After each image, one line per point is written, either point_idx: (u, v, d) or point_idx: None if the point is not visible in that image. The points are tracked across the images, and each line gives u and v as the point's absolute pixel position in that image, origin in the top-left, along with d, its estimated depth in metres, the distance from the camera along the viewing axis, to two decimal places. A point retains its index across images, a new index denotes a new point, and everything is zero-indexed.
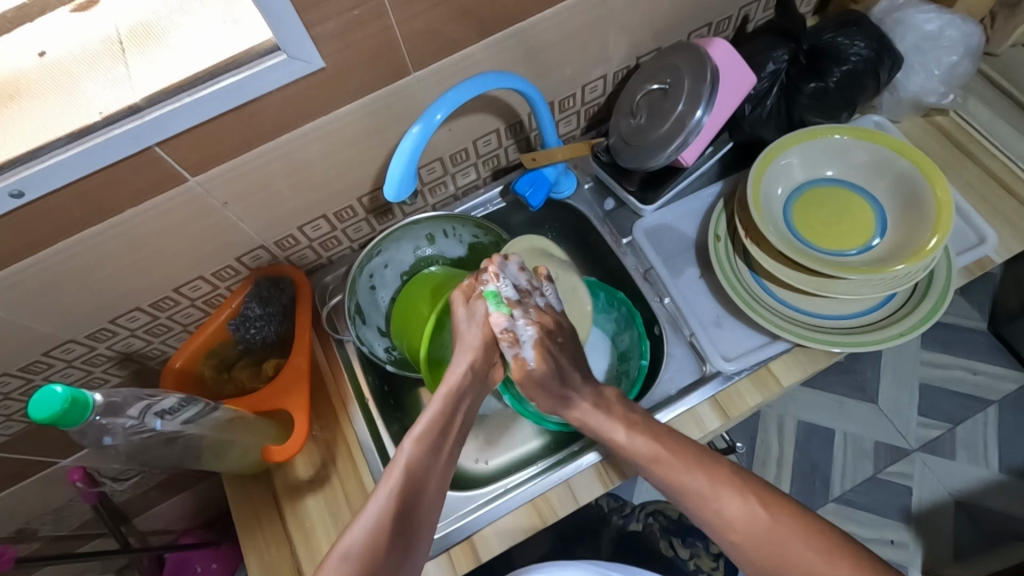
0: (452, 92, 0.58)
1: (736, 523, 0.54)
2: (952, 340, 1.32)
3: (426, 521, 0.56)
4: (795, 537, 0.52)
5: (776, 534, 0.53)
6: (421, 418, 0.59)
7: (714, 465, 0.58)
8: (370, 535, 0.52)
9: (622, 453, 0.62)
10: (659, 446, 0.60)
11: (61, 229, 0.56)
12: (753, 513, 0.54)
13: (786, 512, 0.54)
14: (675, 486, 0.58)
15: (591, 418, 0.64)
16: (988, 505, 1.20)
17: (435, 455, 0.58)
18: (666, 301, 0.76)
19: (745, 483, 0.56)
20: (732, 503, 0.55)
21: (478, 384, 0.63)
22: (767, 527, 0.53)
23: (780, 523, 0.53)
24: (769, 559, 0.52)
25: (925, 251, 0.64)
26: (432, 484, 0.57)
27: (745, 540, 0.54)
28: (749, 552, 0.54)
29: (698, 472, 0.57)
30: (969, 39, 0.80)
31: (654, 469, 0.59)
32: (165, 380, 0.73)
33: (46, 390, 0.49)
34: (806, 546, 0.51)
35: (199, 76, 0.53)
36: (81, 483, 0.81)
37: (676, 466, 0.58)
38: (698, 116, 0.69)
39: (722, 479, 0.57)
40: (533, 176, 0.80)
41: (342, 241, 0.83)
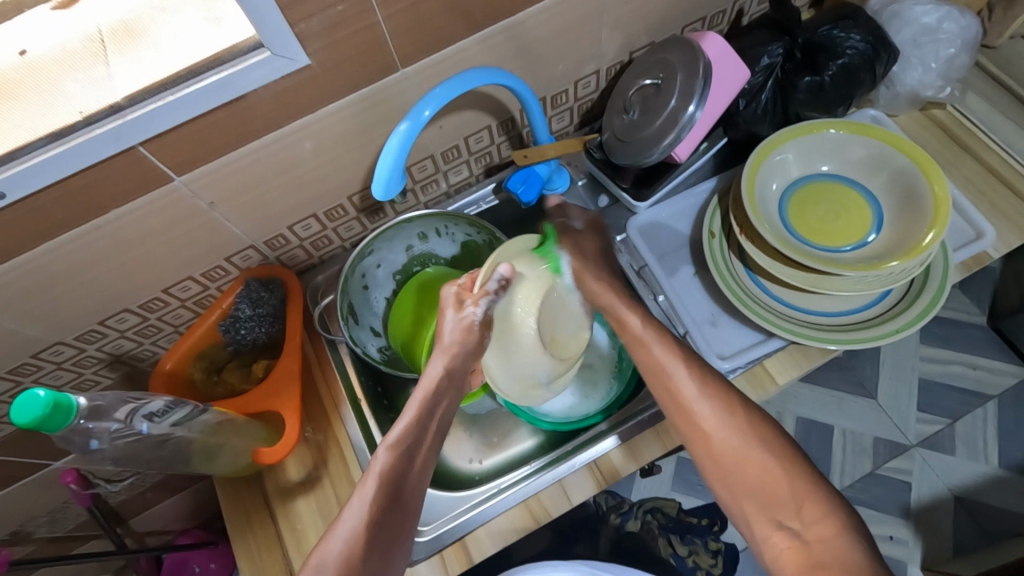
0: (441, 88, 0.57)
1: (711, 425, 0.53)
2: (951, 335, 1.32)
3: (408, 526, 0.54)
4: (762, 447, 0.51)
5: (748, 442, 0.51)
6: (397, 425, 0.55)
7: (708, 371, 0.56)
8: (347, 546, 0.50)
9: (634, 344, 0.61)
10: (661, 340, 0.59)
11: (47, 230, 0.56)
12: (731, 418, 0.53)
13: (757, 421, 0.53)
14: (663, 381, 0.56)
15: (603, 293, 0.65)
16: (988, 500, 1.19)
17: (413, 461, 0.55)
18: (661, 299, 0.75)
19: (729, 391, 0.55)
20: (714, 408, 0.54)
21: (458, 384, 0.60)
22: (742, 433, 0.52)
23: (755, 432, 0.52)
24: (732, 461, 0.51)
25: (921, 247, 0.63)
26: (414, 491, 0.55)
27: (715, 441, 0.53)
28: (714, 453, 0.52)
29: (692, 372, 0.56)
30: (967, 32, 0.79)
31: (652, 363, 0.58)
32: (155, 382, 0.73)
33: (28, 394, 0.48)
34: (774, 459, 0.50)
35: (181, 74, 0.52)
36: (75, 485, 0.81)
37: (673, 364, 0.57)
38: (691, 111, 0.69)
39: (710, 383, 0.55)
40: (526, 173, 0.78)
41: (334, 240, 0.82)
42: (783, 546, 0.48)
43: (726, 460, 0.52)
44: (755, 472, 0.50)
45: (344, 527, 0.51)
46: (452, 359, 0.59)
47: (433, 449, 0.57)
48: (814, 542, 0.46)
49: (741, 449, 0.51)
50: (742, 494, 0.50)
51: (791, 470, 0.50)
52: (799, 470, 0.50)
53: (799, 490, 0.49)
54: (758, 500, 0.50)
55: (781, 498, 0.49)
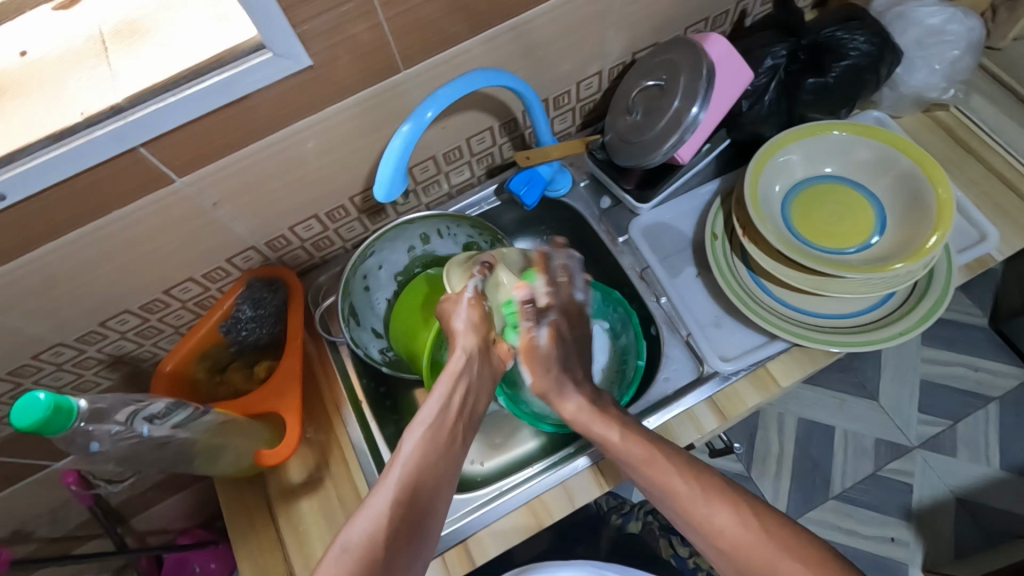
0: (443, 90, 0.56)
1: (725, 530, 0.52)
2: (953, 336, 1.31)
3: (434, 517, 0.55)
4: (787, 551, 0.49)
5: (764, 547, 0.50)
6: (424, 407, 0.58)
7: (703, 473, 0.56)
8: (368, 533, 0.50)
9: (613, 455, 0.60)
10: (650, 451, 0.58)
11: (48, 231, 0.55)
12: (743, 521, 0.52)
13: (772, 521, 0.52)
14: (662, 489, 0.56)
15: (581, 414, 0.63)
16: (990, 502, 1.19)
17: (435, 446, 0.57)
18: (663, 301, 0.75)
19: (739, 497, 0.54)
20: (721, 512, 0.53)
21: (480, 371, 0.62)
22: (756, 538, 0.51)
23: (772, 534, 0.51)
24: (757, 570, 0.50)
25: (925, 249, 0.63)
26: (440, 480, 0.56)
27: (735, 548, 0.51)
28: (738, 563, 0.51)
29: (685, 474, 0.56)
30: (971, 34, 0.79)
31: (646, 473, 0.57)
32: (156, 383, 0.72)
33: (29, 397, 0.48)
34: (799, 561, 0.48)
35: (183, 75, 0.52)
36: (75, 485, 0.83)
37: (666, 472, 0.56)
38: (694, 112, 0.68)
39: (711, 487, 0.55)
40: (528, 174, 0.78)
41: (335, 241, 0.82)
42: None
43: (753, 565, 0.50)
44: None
45: (368, 513, 0.51)
46: (470, 341, 0.62)
47: (458, 438, 0.59)
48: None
49: (761, 552, 0.50)
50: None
51: (819, 568, 0.48)
52: (828, 565, 0.48)
53: None
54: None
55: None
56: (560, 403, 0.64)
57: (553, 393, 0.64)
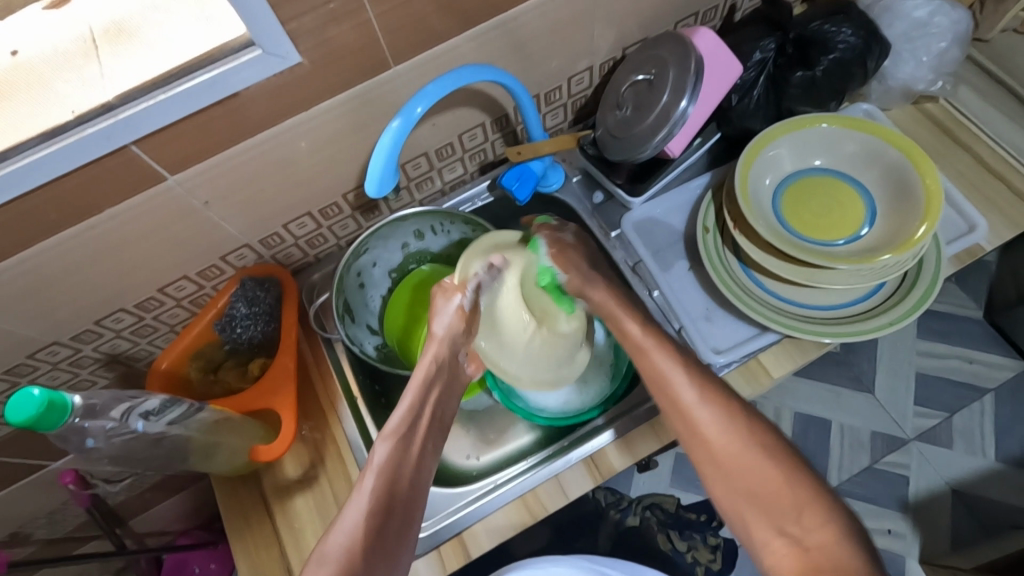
0: (432, 85, 0.57)
1: (711, 426, 0.51)
2: (948, 328, 1.32)
3: (415, 521, 0.54)
4: (768, 457, 0.49)
5: (748, 446, 0.49)
6: (392, 416, 0.57)
7: (708, 375, 0.54)
8: (350, 538, 0.50)
9: (630, 347, 0.59)
10: (660, 349, 0.57)
11: (40, 230, 0.56)
12: (729, 421, 0.51)
13: (759, 426, 0.51)
14: (659, 383, 0.55)
15: (609, 303, 0.63)
16: (986, 494, 1.19)
17: (408, 454, 0.56)
18: (656, 294, 0.75)
19: (731, 399, 0.53)
20: (713, 410, 0.52)
21: (447, 378, 0.62)
22: (740, 438, 0.50)
23: (757, 439, 0.50)
24: (731, 465, 0.49)
25: (913, 240, 0.63)
26: (417, 485, 0.55)
27: (716, 444, 0.50)
28: (716, 460, 0.50)
29: (690, 370, 0.55)
30: (958, 26, 0.80)
31: (645, 360, 0.57)
32: (152, 381, 0.74)
33: (23, 393, 0.48)
34: (776, 466, 0.48)
35: (173, 73, 0.52)
36: (73, 485, 0.81)
37: (669, 361, 0.55)
38: (683, 106, 0.69)
39: (708, 385, 0.53)
40: (520, 170, 0.79)
41: (329, 238, 0.82)
42: (782, 552, 0.45)
43: (728, 463, 0.49)
44: (756, 479, 0.48)
45: (346, 523, 0.51)
46: (442, 350, 0.61)
47: (429, 442, 0.58)
48: (812, 549, 0.44)
49: (742, 452, 0.49)
50: (741, 499, 0.48)
51: (791, 476, 0.48)
52: (799, 476, 0.48)
53: (801, 498, 0.46)
54: (761, 506, 0.47)
55: (780, 503, 0.47)
56: (588, 292, 0.65)
57: (585, 288, 0.64)
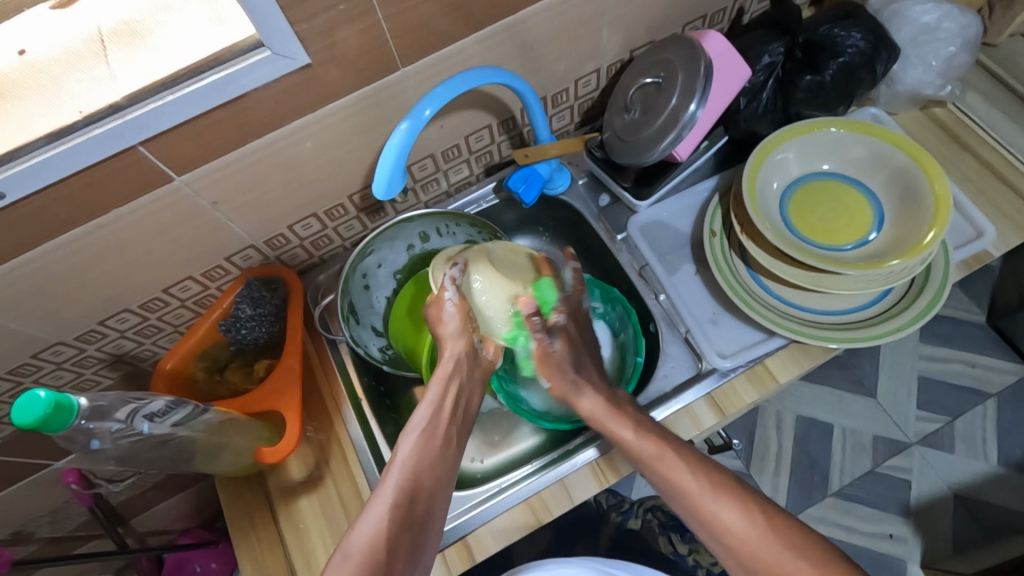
0: (441, 88, 0.57)
1: (734, 527, 0.54)
2: (951, 332, 1.32)
3: (433, 513, 0.56)
4: (792, 550, 0.51)
5: (771, 544, 0.52)
6: (415, 416, 0.60)
7: (716, 474, 0.57)
8: (376, 535, 0.52)
9: (624, 450, 0.60)
10: (665, 454, 0.59)
11: (46, 230, 0.55)
12: (751, 520, 0.54)
13: (777, 520, 0.54)
14: (675, 489, 0.57)
15: (599, 412, 0.63)
16: (988, 499, 1.19)
17: (432, 448, 0.59)
18: (662, 298, 0.76)
19: (747, 497, 0.56)
20: (732, 511, 0.55)
21: (469, 373, 0.63)
22: (763, 536, 0.53)
23: (780, 534, 0.52)
24: (764, 566, 0.52)
25: (922, 246, 0.63)
26: (438, 479, 0.57)
27: (743, 546, 0.53)
28: (745, 562, 0.53)
29: (697, 474, 0.57)
30: (968, 31, 0.79)
31: (653, 467, 0.59)
32: (156, 383, 0.72)
33: (30, 395, 0.48)
34: (804, 559, 0.50)
35: (182, 74, 0.52)
36: (77, 485, 0.81)
37: (678, 468, 0.58)
38: (692, 109, 0.68)
39: (721, 485, 0.56)
40: (526, 172, 0.78)
41: (334, 239, 0.82)
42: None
43: (758, 563, 0.52)
44: (788, 575, 0.51)
45: (371, 518, 0.53)
46: (459, 346, 0.62)
47: (450, 439, 0.61)
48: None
49: (768, 550, 0.52)
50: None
51: (825, 566, 0.50)
52: (827, 561, 0.50)
53: None
54: None
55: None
56: (576, 399, 0.65)
57: (570, 394, 0.65)
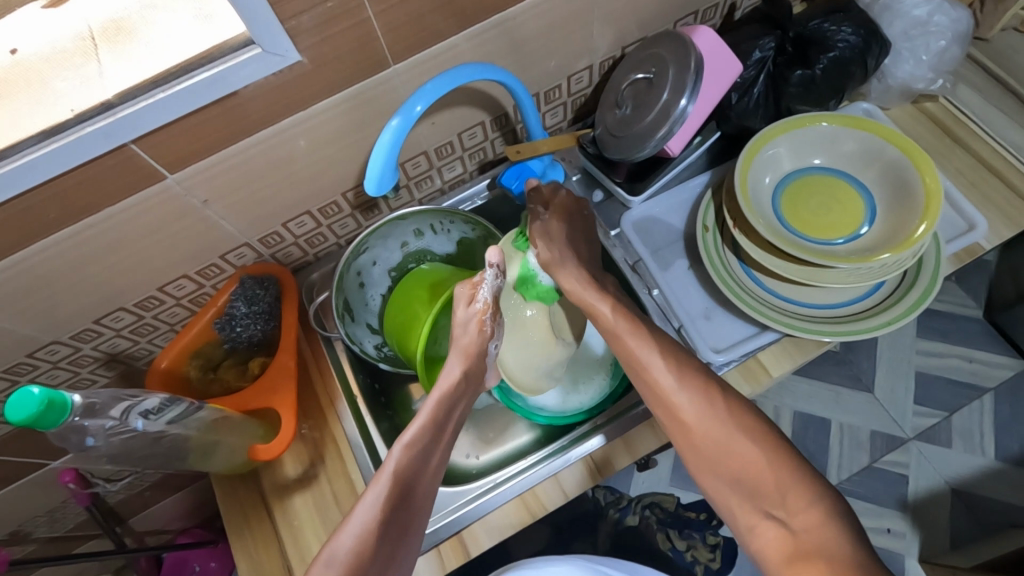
0: (431, 84, 0.57)
1: (688, 411, 0.51)
2: (947, 327, 1.32)
3: (418, 523, 0.55)
4: (743, 433, 0.48)
5: (726, 428, 0.49)
6: (412, 424, 0.58)
7: (683, 360, 0.55)
8: (358, 541, 0.50)
9: (609, 334, 0.61)
10: (639, 336, 0.58)
11: (40, 229, 0.56)
12: (708, 405, 0.51)
13: (736, 406, 0.50)
14: (642, 375, 0.55)
15: (576, 285, 0.64)
16: (985, 493, 1.19)
17: (426, 459, 0.57)
18: (656, 293, 0.75)
19: (711, 381, 0.53)
20: (691, 395, 0.52)
21: (468, 391, 0.64)
22: (719, 420, 0.50)
23: (733, 415, 0.50)
24: (712, 447, 0.49)
25: (913, 239, 0.63)
26: (424, 490, 0.56)
27: (695, 428, 0.50)
28: (695, 443, 0.50)
29: (667, 357, 0.55)
30: (958, 25, 0.80)
31: (624, 350, 0.58)
32: (151, 381, 0.73)
33: (23, 391, 0.48)
34: (757, 447, 0.48)
35: (172, 71, 0.52)
36: (73, 484, 0.80)
37: (648, 351, 0.56)
38: (683, 105, 0.69)
39: (686, 372, 0.54)
40: (519, 169, 0.79)
41: (329, 237, 0.82)
42: (770, 535, 0.44)
43: (710, 446, 0.49)
44: (734, 459, 0.48)
45: (355, 524, 0.51)
46: (469, 363, 0.63)
47: (443, 456, 0.59)
48: (800, 530, 0.43)
49: (719, 431, 0.49)
50: (727, 484, 0.48)
51: (771, 455, 0.47)
52: (779, 451, 0.47)
53: (781, 476, 0.46)
54: (743, 490, 0.47)
55: (765, 485, 0.46)
56: (559, 271, 0.66)
57: (554, 264, 0.66)
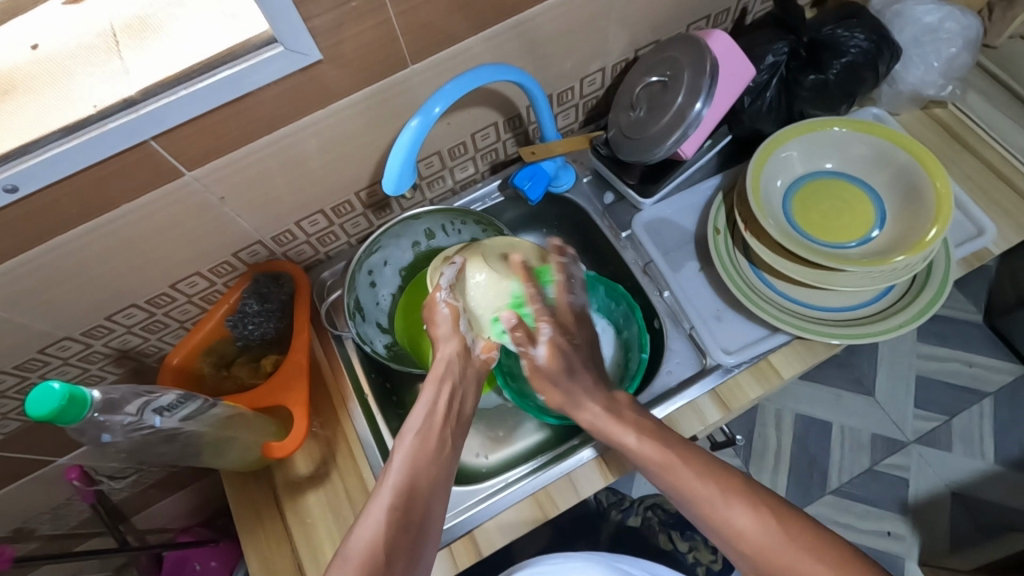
0: (451, 85, 0.57)
1: (748, 533, 0.51)
2: (949, 332, 1.33)
3: (436, 516, 0.55)
4: (807, 552, 0.49)
5: (790, 549, 0.49)
6: (414, 412, 0.59)
7: (723, 472, 0.55)
8: (373, 533, 0.51)
9: (631, 458, 0.58)
10: (676, 457, 0.56)
11: (57, 225, 0.56)
12: (763, 521, 0.51)
13: (796, 525, 0.51)
14: (687, 499, 0.54)
15: (599, 421, 0.60)
16: (985, 497, 1.20)
17: (428, 449, 0.57)
18: (667, 295, 0.76)
19: (763, 497, 0.53)
20: (742, 513, 0.52)
21: (463, 373, 0.62)
22: (780, 540, 0.50)
23: (792, 534, 0.50)
24: (782, 572, 0.49)
25: (925, 242, 0.64)
26: (433, 481, 0.56)
27: (759, 549, 0.50)
28: (763, 567, 0.50)
29: (706, 477, 0.54)
30: (967, 31, 0.80)
31: (662, 473, 0.56)
32: (163, 376, 0.73)
33: (43, 386, 0.48)
34: (824, 567, 0.48)
35: (195, 68, 0.53)
36: (79, 481, 0.80)
37: (685, 471, 0.55)
38: (698, 108, 0.70)
39: (732, 486, 0.53)
40: (533, 169, 0.79)
41: (340, 236, 0.82)
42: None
43: (780, 568, 0.49)
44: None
45: (370, 518, 0.52)
46: (451, 347, 0.62)
47: (449, 437, 0.60)
48: None
49: (785, 552, 0.49)
50: None
51: (843, 570, 0.47)
52: (851, 566, 0.48)
53: None
54: None
55: None
56: (575, 411, 0.62)
57: (568, 404, 0.62)
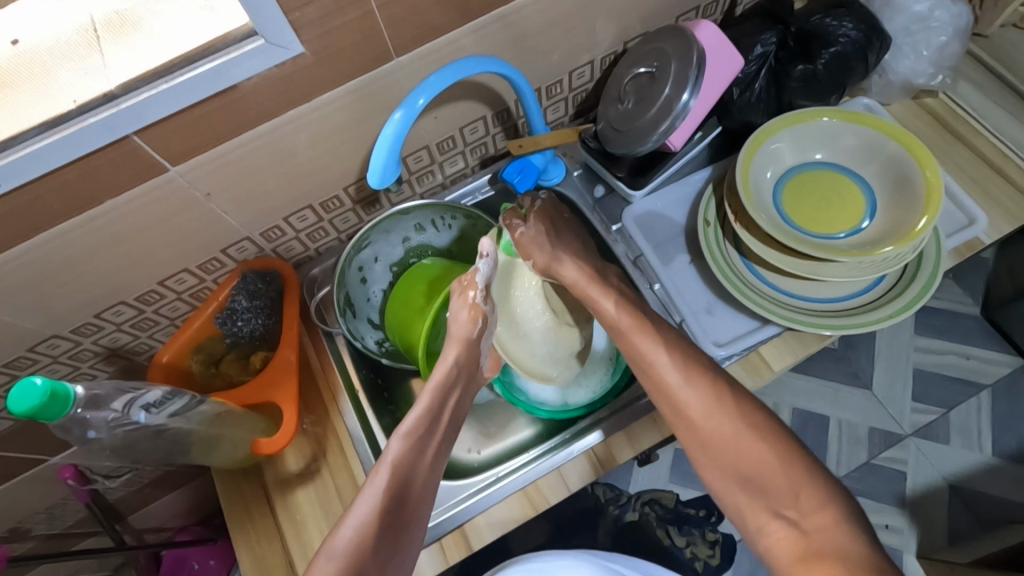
0: (435, 75, 0.57)
1: (695, 404, 0.52)
2: (946, 325, 1.33)
3: (421, 519, 0.55)
4: (753, 433, 0.49)
5: (735, 421, 0.50)
6: (410, 415, 0.58)
7: (692, 355, 0.56)
8: (357, 532, 0.50)
9: (609, 323, 0.63)
10: (643, 332, 0.59)
11: (41, 221, 0.56)
12: (715, 397, 0.52)
13: (746, 405, 0.51)
14: (646, 368, 0.57)
15: (581, 280, 0.66)
16: (983, 489, 1.20)
17: (422, 454, 0.57)
18: (656, 287, 0.75)
19: (717, 376, 0.54)
20: (697, 388, 0.53)
21: (467, 379, 0.64)
22: (723, 412, 0.51)
23: (743, 412, 0.51)
24: (719, 445, 0.50)
25: (915, 232, 0.64)
26: (421, 486, 0.55)
27: (701, 422, 0.51)
28: (701, 437, 0.51)
29: (674, 353, 0.56)
30: (958, 21, 0.80)
31: (630, 342, 0.60)
32: (152, 375, 0.72)
33: (25, 381, 0.48)
34: (763, 442, 0.49)
35: (176, 62, 0.52)
36: (73, 481, 0.81)
37: (650, 341, 0.58)
38: (685, 99, 0.69)
39: (692, 362, 0.55)
40: (522, 163, 0.79)
41: (330, 232, 0.82)
42: (779, 536, 0.45)
43: (719, 443, 0.50)
44: (744, 457, 0.48)
45: (355, 516, 0.51)
46: (459, 353, 0.63)
47: (442, 446, 0.59)
48: (812, 531, 0.44)
49: (728, 427, 0.50)
50: (737, 485, 0.48)
51: (782, 451, 0.48)
52: (795, 456, 0.47)
53: (794, 477, 0.46)
54: (753, 490, 0.47)
55: (773, 481, 0.47)
56: (559, 270, 0.67)
57: (552, 267, 0.67)
